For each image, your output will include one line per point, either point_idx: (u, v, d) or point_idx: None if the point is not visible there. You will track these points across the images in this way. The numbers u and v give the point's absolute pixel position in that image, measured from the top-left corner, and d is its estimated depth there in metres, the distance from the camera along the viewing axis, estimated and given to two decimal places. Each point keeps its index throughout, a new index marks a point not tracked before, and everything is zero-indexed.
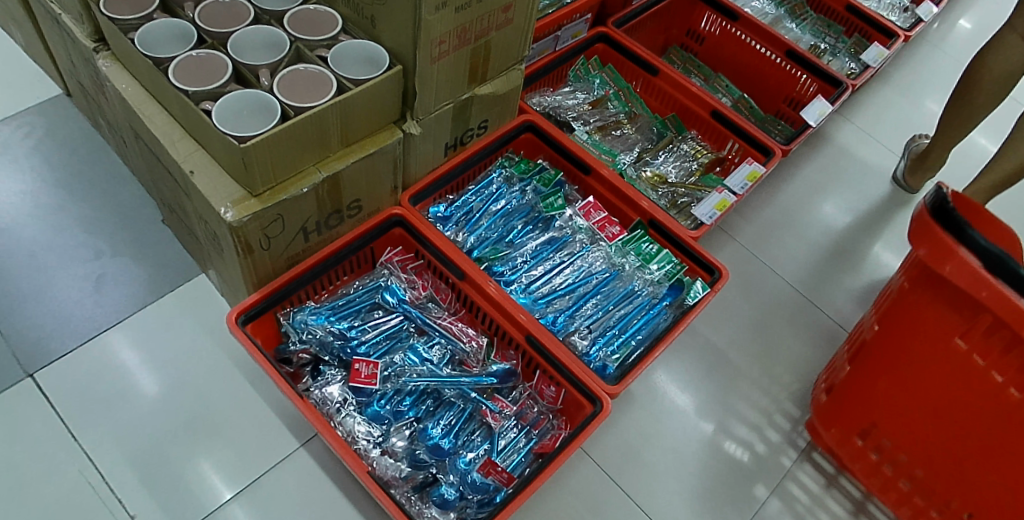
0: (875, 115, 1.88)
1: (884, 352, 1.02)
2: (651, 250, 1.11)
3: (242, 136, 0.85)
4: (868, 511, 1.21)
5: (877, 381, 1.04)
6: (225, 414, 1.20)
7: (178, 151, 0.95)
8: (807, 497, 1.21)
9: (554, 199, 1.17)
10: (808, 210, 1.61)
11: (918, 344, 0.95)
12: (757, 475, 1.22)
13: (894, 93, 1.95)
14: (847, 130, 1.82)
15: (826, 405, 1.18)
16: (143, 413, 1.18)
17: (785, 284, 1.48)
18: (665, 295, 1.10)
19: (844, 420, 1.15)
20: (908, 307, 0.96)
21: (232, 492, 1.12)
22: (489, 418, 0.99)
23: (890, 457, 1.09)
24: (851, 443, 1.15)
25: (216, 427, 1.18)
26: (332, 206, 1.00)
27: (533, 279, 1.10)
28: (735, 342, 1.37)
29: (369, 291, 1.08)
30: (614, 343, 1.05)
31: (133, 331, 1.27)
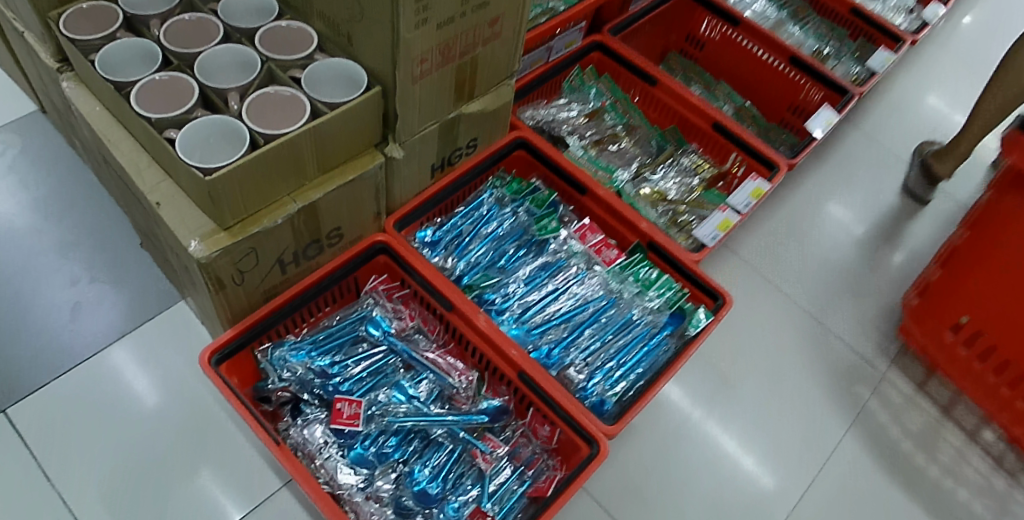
0: (881, 120, 1.82)
1: (979, 254, 1.13)
2: (650, 276, 1.06)
3: (210, 167, 0.79)
4: (954, 416, 1.30)
5: (970, 280, 1.16)
6: (206, 450, 1.14)
7: (144, 181, 0.89)
8: (901, 399, 1.30)
9: (548, 221, 1.12)
10: (814, 221, 1.55)
11: (1014, 244, 1.06)
12: (856, 377, 1.32)
13: (900, 97, 1.89)
14: (854, 137, 1.75)
15: (918, 307, 1.29)
16: (121, 452, 1.12)
17: (794, 301, 1.41)
18: (665, 323, 1.03)
19: (937, 319, 1.26)
20: (1003, 212, 1.07)
21: (242, 512, 1.09)
22: (479, 460, 0.92)
23: (981, 351, 1.20)
24: (943, 340, 1.26)
25: (197, 465, 1.12)
26: (310, 236, 0.94)
27: (527, 306, 1.04)
28: (744, 364, 1.30)
29: (352, 323, 1.02)
30: (612, 377, 0.97)
31: (120, 355, 1.21)
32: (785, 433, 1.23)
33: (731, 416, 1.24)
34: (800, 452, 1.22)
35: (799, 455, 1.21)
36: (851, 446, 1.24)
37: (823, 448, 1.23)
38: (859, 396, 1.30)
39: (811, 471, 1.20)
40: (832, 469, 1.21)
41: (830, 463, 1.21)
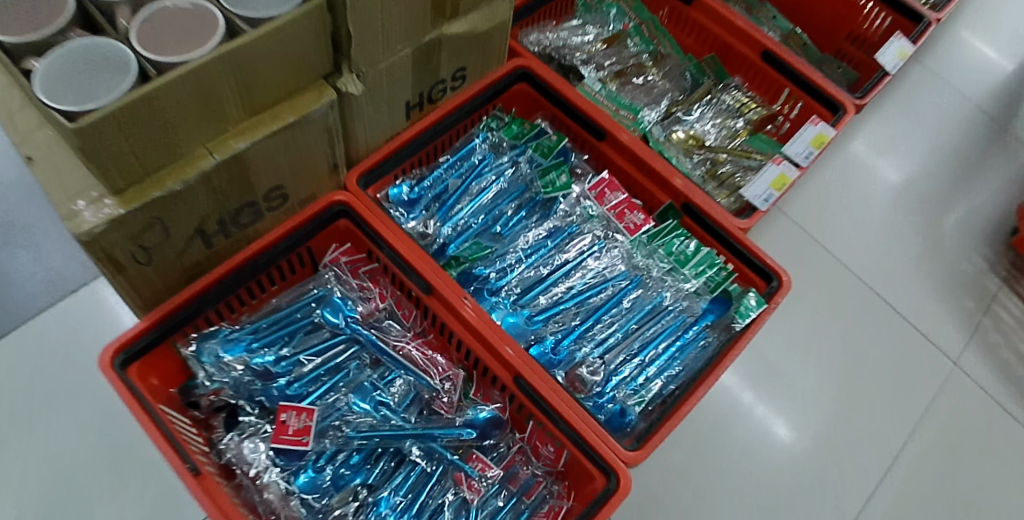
0: (947, 52, 1.53)
1: None
2: (686, 250, 0.82)
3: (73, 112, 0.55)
4: None
5: None
6: (134, 459, 0.92)
7: (17, 126, 0.66)
8: (1011, 320, 1.17)
9: (556, 175, 0.87)
10: (874, 173, 1.29)
11: None
12: (964, 292, 1.18)
13: (970, 22, 1.59)
14: (916, 72, 1.47)
15: None
16: (27, 463, 0.89)
17: (854, 272, 1.16)
18: (705, 312, 0.81)
19: None
20: None
21: None
22: (463, 488, 0.73)
23: None
24: None
25: (124, 479, 0.90)
26: (241, 198, 0.72)
27: (528, 285, 0.81)
28: (795, 350, 1.07)
29: (306, 307, 0.81)
30: (634, 380, 0.76)
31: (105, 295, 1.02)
32: (844, 434, 1.01)
33: (779, 415, 1.01)
34: (861, 457, 1.00)
35: (861, 460, 1.00)
36: (924, 449, 1.02)
37: (888, 452, 1.01)
38: (932, 388, 1.07)
39: (874, 480, 0.99)
40: (900, 477, 1.00)
41: (897, 469, 1.00)
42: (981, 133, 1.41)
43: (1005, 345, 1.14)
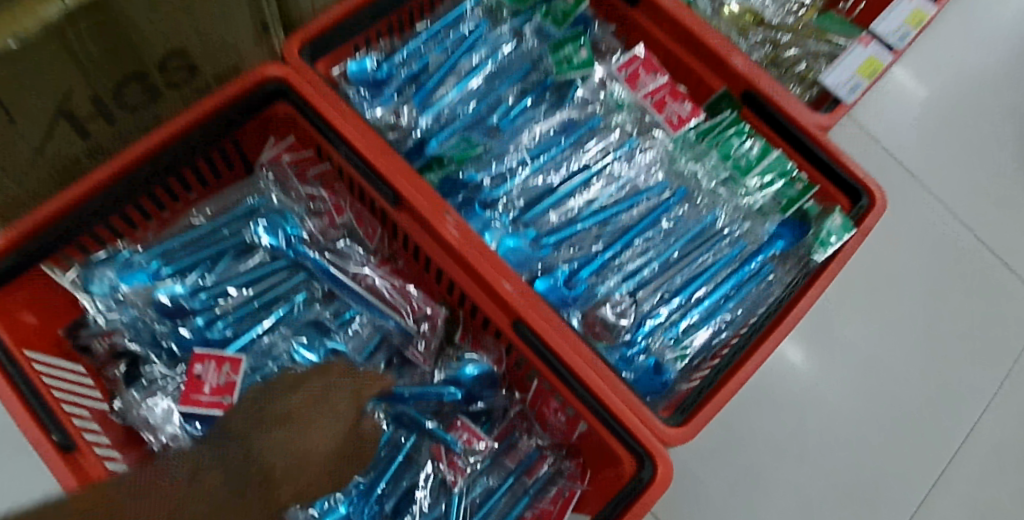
0: None
1: None
2: (749, 153, 0.60)
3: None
4: None
5: None
6: None
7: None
8: None
9: (573, 50, 0.63)
10: (967, 65, 1.02)
11: None
12: None
13: None
14: None
15: None
16: None
17: (933, 195, 0.94)
18: (772, 238, 0.60)
19: None
20: None
21: None
22: (443, 466, 0.55)
23: None
24: None
25: None
26: (123, 63, 0.49)
27: (531, 197, 0.60)
28: (856, 290, 0.88)
29: (235, 221, 0.60)
30: (676, 325, 0.57)
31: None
32: (908, 393, 0.85)
33: (835, 374, 0.84)
34: (925, 422, 0.84)
35: (925, 426, 0.84)
36: (1004, 409, 0.86)
37: (959, 416, 0.85)
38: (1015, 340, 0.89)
39: (941, 449, 0.83)
40: (970, 445, 0.84)
41: (967, 435, 0.85)
42: None
43: None
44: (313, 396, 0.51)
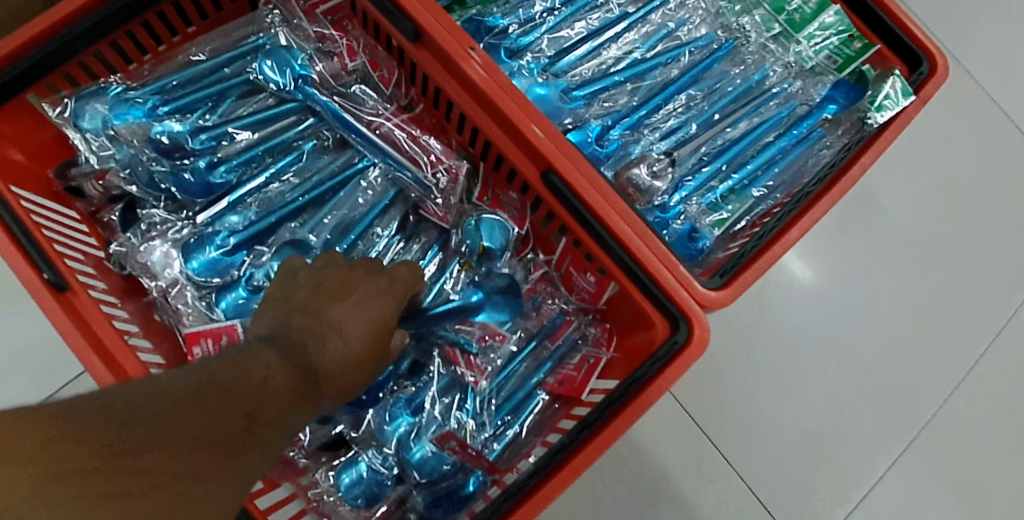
0: None
1: None
2: (804, 8, 0.55)
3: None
4: None
5: None
6: None
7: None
8: None
9: None
10: None
11: None
12: None
13: None
14: None
15: None
16: None
17: (992, 89, 0.84)
18: (824, 101, 0.56)
19: None
20: None
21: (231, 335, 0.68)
22: (459, 367, 0.51)
23: None
24: None
25: None
26: None
27: (562, 48, 0.55)
28: (893, 185, 0.80)
29: (237, 59, 0.55)
30: (715, 190, 0.53)
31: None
32: (939, 298, 0.78)
33: (875, 276, 0.78)
34: (968, 327, 0.78)
35: (954, 334, 0.78)
36: None
37: (990, 323, 0.79)
38: None
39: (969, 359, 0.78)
40: (1003, 351, 0.78)
41: (998, 342, 0.78)
42: None
43: None
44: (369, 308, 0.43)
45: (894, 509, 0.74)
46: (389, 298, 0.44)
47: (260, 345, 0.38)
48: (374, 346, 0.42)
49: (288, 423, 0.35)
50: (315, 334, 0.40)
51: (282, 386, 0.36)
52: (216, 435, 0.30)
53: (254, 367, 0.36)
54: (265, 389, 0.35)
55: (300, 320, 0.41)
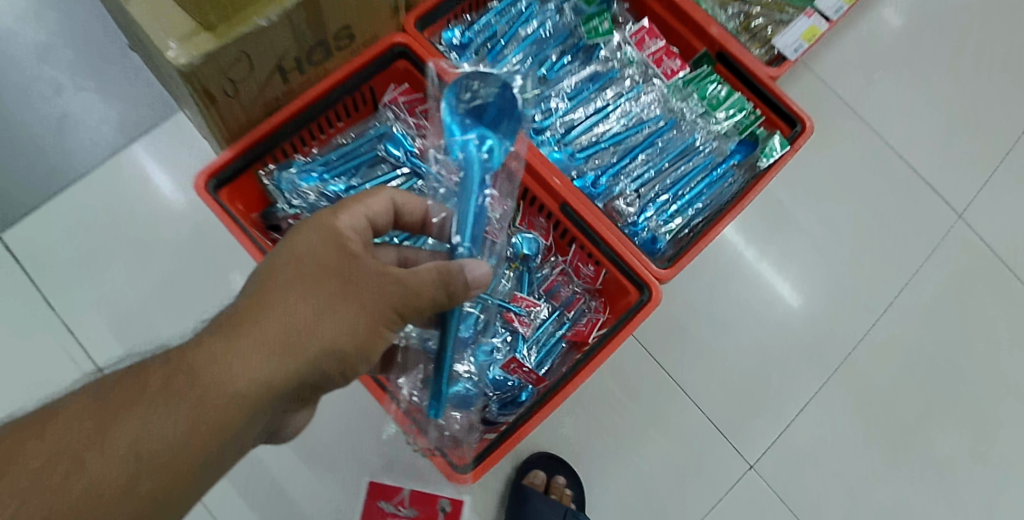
0: None
1: None
2: (719, 95, 0.88)
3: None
4: None
5: None
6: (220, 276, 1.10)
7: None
8: None
9: (600, 21, 0.89)
10: (933, 19, 1.20)
11: None
12: (1009, 136, 1.17)
13: None
14: None
15: None
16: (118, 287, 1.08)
17: (878, 129, 1.14)
18: (733, 153, 0.89)
19: None
20: None
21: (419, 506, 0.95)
22: (515, 324, 0.82)
23: None
24: None
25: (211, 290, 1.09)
26: (315, 36, 0.77)
27: (570, 125, 0.88)
28: (805, 194, 1.10)
29: (370, 141, 0.90)
30: (667, 211, 0.85)
31: (139, 153, 1.12)
32: (842, 283, 1.07)
33: (792, 268, 1.07)
34: (868, 303, 1.07)
35: (856, 309, 1.06)
36: (931, 296, 1.08)
37: (883, 299, 1.07)
38: (935, 238, 1.11)
39: (866, 322, 1.06)
40: (896, 322, 1.07)
41: (891, 315, 1.07)
42: None
43: None
44: (293, 266, 0.53)
45: (808, 430, 1.02)
46: (326, 260, 0.53)
47: (202, 336, 0.50)
48: (303, 298, 0.52)
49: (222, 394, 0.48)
50: (241, 311, 0.51)
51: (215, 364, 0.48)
52: (106, 453, 0.44)
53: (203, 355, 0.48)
54: (176, 376, 0.47)
55: (241, 302, 0.52)
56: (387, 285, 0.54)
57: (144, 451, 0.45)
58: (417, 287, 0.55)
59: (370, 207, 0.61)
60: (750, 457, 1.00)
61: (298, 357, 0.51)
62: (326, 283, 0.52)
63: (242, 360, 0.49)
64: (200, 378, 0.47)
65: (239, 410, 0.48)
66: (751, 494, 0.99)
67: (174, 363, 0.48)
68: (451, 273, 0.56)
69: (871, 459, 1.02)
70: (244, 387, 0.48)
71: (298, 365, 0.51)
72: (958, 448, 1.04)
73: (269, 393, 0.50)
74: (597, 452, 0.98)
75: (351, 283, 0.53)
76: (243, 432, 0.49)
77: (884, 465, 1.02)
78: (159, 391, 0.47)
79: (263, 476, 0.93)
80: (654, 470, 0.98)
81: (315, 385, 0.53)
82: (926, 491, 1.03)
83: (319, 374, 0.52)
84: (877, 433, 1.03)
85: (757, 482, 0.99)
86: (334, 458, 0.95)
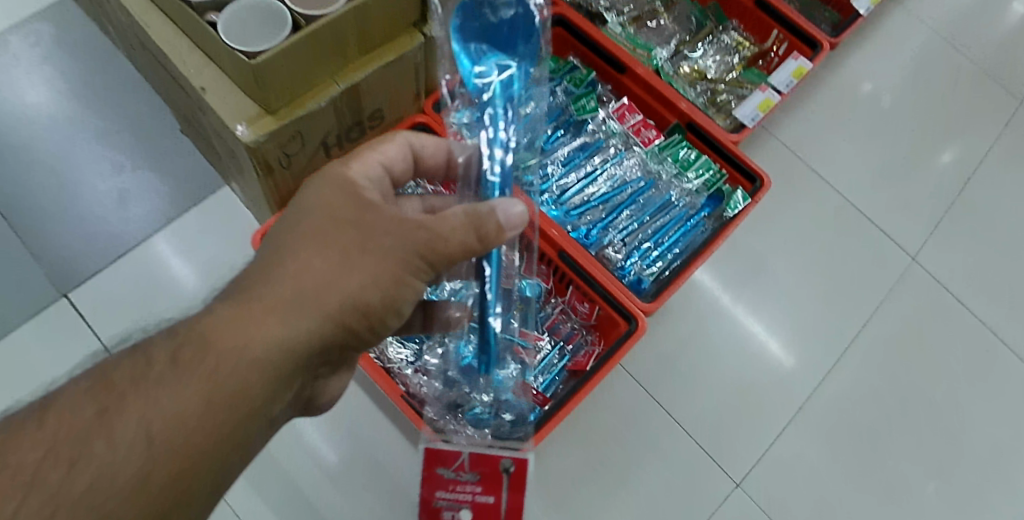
0: None
1: None
2: (689, 157, 1.06)
3: (198, 2, 0.80)
4: None
5: None
6: None
7: (159, 36, 0.86)
8: (991, 210, 1.33)
9: (587, 101, 1.08)
10: (872, 94, 1.40)
11: None
12: (950, 189, 1.34)
13: None
14: None
15: None
16: None
17: (834, 186, 1.31)
18: (703, 206, 1.05)
19: None
20: None
21: None
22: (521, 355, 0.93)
23: None
24: None
25: None
26: (353, 118, 0.95)
27: (565, 188, 1.04)
28: (773, 243, 1.25)
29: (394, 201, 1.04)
30: (649, 256, 1.01)
31: (174, 238, 1.25)
32: (811, 320, 1.21)
33: (766, 307, 1.21)
34: (834, 336, 1.20)
35: (823, 342, 1.20)
36: (890, 329, 1.22)
37: (847, 334, 1.20)
38: (892, 278, 1.25)
39: (833, 354, 1.19)
40: (860, 352, 1.20)
41: (854, 346, 1.20)
42: (983, 57, 1.47)
43: (970, 242, 1.30)
44: (310, 221, 0.58)
45: (788, 452, 1.13)
46: (337, 213, 0.58)
47: (211, 309, 0.55)
48: (314, 255, 0.56)
49: (233, 357, 0.53)
50: (255, 277, 0.56)
51: (217, 332, 0.53)
52: (112, 443, 0.50)
53: (208, 326, 0.54)
54: (184, 352, 0.53)
55: (256, 268, 0.57)
56: (410, 229, 0.57)
57: (155, 435, 0.51)
58: (444, 233, 0.57)
59: (385, 155, 0.70)
60: (736, 476, 1.11)
61: (312, 317, 0.55)
62: (344, 235, 0.57)
63: (254, 327, 0.54)
64: (207, 353, 0.53)
65: (257, 373, 0.54)
66: (739, 511, 1.09)
67: (182, 337, 0.54)
68: (480, 216, 0.59)
69: (847, 477, 1.13)
70: (258, 354, 0.54)
71: (317, 322, 0.56)
72: (925, 468, 1.15)
73: (283, 355, 0.55)
74: (599, 475, 1.09)
75: (367, 237, 0.57)
76: (264, 403, 0.56)
77: (859, 482, 1.13)
78: (163, 370, 0.52)
79: (296, 501, 1.05)
80: (651, 490, 1.09)
81: (342, 336, 0.58)
82: (900, 507, 1.13)
83: (343, 327, 0.57)
84: (852, 454, 1.14)
85: (744, 500, 1.10)
86: (361, 486, 1.07)
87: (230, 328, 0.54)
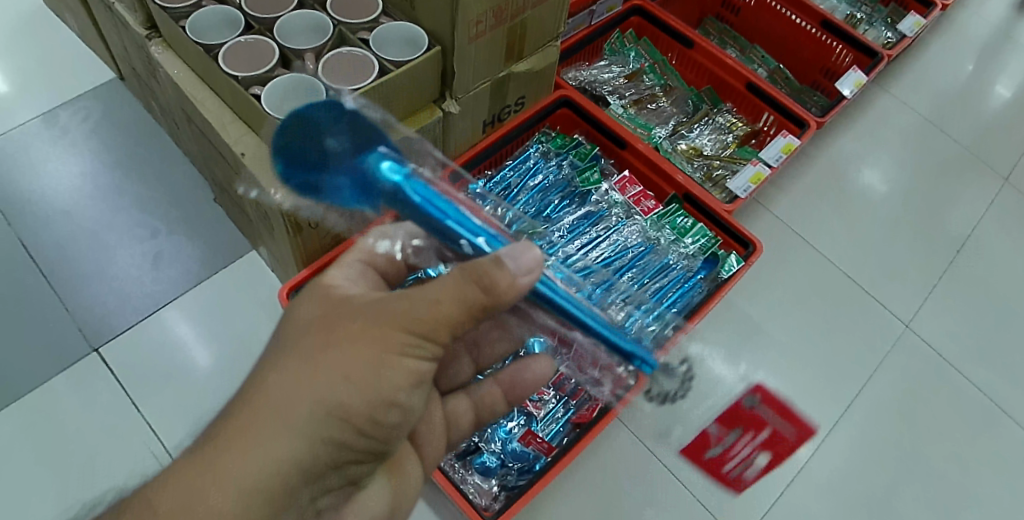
0: (933, 66, 1.69)
1: None
2: (685, 224, 1.14)
3: (244, 77, 0.91)
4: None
5: None
6: None
7: (206, 108, 0.97)
8: (982, 278, 1.39)
9: (590, 174, 1.17)
10: (860, 171, 1.49)
11: None
12: (940, 258, 1.40)
13: (957, 38, 1.74)
14: (901, 84, 1.64)
15: None
16: (193, 393, 1.22)
17: (827, 255, 1.37)
18: (700, 268, 1.11)
19: None
20: None
21: None
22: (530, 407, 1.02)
23: None
24: None
25: None
26: None
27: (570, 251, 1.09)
28: (770, 309, 1.31)
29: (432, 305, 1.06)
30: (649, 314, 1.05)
31: (201, 295, 1.31)
32: (811, 382, 1.24)
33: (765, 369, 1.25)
34: (833, 399, 1.23)
35: (822, 404, 1.22)
36: (889, 392, 1.25)
37: (845, 396, 1.23)
38: (888, 343, 1.29)
39: (832, 415, 1.22)
40: (860, 415, 1.22)
41: (852, 409, 1.23)
42: (962, 139, 1.57)
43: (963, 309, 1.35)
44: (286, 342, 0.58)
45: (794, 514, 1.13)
46: (306, 333, 0.57)
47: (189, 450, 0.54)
48: (285, 372, 0.55)
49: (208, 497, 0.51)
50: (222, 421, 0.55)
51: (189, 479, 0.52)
52: None
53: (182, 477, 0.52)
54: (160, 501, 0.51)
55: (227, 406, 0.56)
56: (393, 309, 0.56)
57: None
58: (434, 298, 0.55)
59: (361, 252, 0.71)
60: None
61: (304, 425, 0.54)
62: (316, 338, 0.56)
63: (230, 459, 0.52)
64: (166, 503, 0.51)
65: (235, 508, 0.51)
66: None
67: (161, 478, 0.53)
68: (472, 269, 0.55)
69: None
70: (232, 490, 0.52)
71: (300, 435, 0.53)
72: None
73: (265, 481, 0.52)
74: None
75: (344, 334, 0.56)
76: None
77: None
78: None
79: None
80: None
81: (334, 448, 0.56)
82: None
83: (330, 437, 0.55)
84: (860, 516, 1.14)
85: None
86: None
87: (203, 468, 0.52)
